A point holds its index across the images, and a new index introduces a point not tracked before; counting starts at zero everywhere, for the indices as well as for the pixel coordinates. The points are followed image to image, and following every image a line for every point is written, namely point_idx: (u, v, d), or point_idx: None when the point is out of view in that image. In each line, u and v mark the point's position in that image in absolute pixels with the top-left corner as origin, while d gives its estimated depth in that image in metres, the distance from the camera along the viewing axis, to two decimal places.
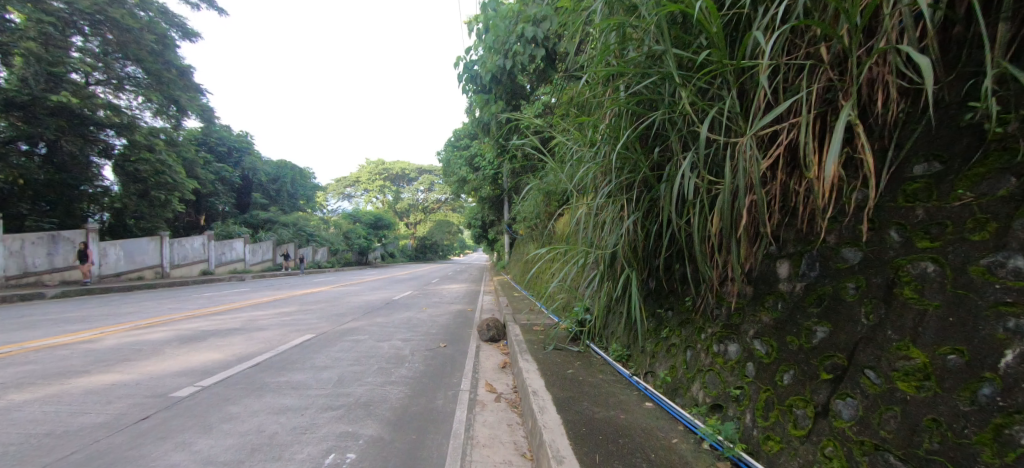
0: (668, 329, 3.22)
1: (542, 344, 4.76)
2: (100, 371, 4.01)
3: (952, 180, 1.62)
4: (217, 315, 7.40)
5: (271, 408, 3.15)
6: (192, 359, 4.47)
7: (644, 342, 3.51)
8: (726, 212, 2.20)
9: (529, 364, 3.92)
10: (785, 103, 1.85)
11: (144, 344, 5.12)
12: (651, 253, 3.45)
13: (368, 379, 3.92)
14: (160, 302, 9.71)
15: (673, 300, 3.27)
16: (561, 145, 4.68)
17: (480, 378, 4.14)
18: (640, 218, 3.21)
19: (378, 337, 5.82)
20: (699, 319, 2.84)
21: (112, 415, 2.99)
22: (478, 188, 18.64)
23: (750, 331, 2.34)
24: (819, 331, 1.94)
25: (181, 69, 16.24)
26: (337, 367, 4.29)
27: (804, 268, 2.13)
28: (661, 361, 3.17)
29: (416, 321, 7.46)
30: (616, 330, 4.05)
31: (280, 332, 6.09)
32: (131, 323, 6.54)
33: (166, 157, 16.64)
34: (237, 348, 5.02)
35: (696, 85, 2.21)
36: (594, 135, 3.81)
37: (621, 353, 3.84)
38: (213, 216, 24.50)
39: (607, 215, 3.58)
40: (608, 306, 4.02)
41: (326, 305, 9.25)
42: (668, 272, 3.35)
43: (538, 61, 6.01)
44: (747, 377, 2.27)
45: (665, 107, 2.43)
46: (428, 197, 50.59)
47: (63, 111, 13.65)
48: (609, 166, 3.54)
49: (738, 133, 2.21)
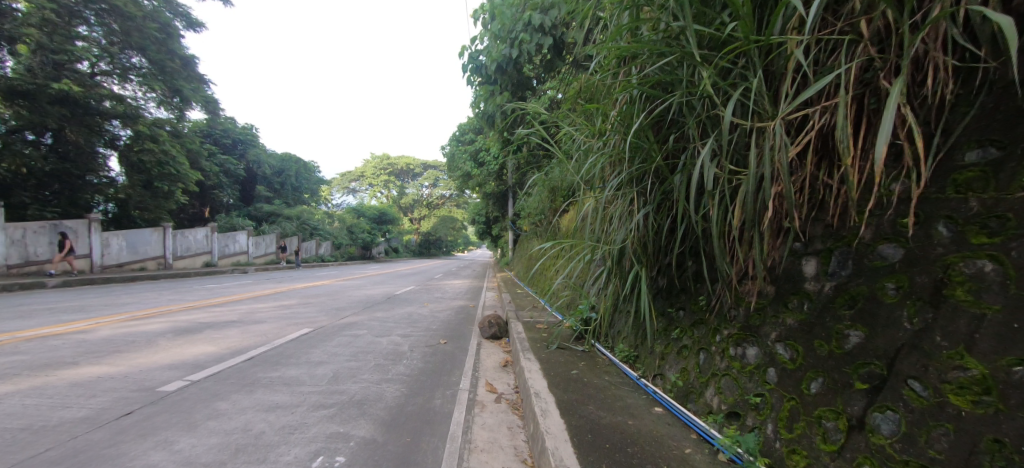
0: (679, 330, 3.04)
1: (545, 343, 4.60)
2: (88, 363, 3.89)
3: (1013, 168, 1.43)
4: (215, 307, 7.30)
5: (261, 406, 3.01)
6: (185, 352, 4.34)
7: (654, 342, 3.35)
8: (749, 204, 2.00)
9: (531, 364, 3.77)
10: (823, 80, 1.65)
11: (138, 335, 5.00)
12: (662, 249, 3.29)
13: (364, 376, 3.77)
14: (160, 293, 9.63)
15: (684, 299, 3.09)
16: (567, 138, 4.52)
17: (481, 377, 3.98)
18: (651, 212, 3.04)
19: (377, 333, 5.68)
20: (714, 319, 2.66)
21: (96, 410, 2.86)
22: (483, 183, 18.46)
23: (772, 334, 2.16)
24: (852, 336, 1.77)
25: (184, 59, 16.08)
26: (333, 362, 4.15)
27: (834, 267, 1.95)
28: (672, 363, 2.99)
29: (417, 317, 7.32)
30: (623, 330, 3.89)
31: (278, 325, 5.97)
32: (128, 314, 6.44)
33: (169, 148, 16.58)
34: (232, 341, 4.90)
35: (720, 64, 2.01)
36: (603, 125, 3.65)
37: (628, 354, 3.68)
38: (217, 209, 24.50)
39: (617, 208, 3.42)
40: (615, 304, 3.87)
41: (327, 299, 9.13)
42: (680, 269, 3.18)
43: (546, 51, 5.83)
44: (768, 384, 2.10)
45: (683, 90, 2.23)
46: (432, 192, 50.57)
47: (66, 101, 13.62)
48: (618, 157, 3.38)
49: (765, 118, 2.01)
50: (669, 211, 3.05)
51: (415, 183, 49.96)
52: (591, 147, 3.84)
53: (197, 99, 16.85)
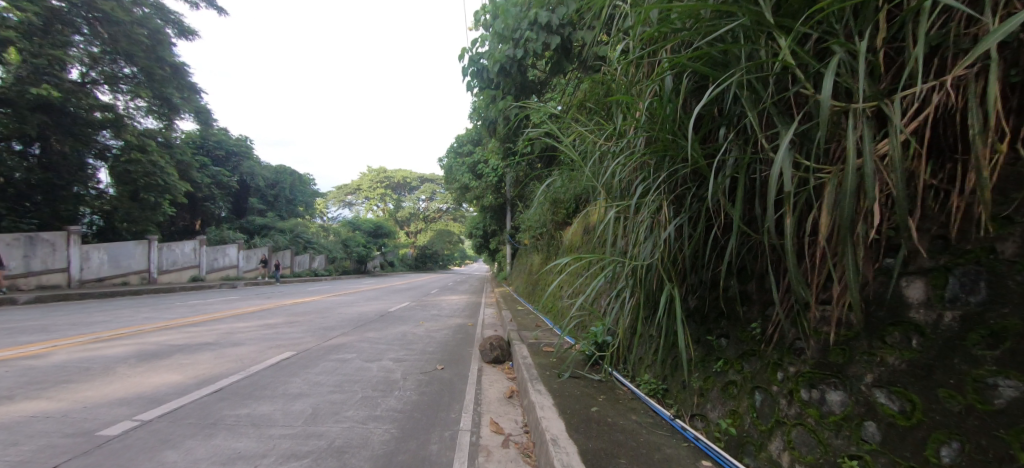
0: (723, 362, 2.55)
1: (555, 370, 4.07)
2: (25, 397, 3.32)
3: None
4: (192, 327, 6.71)
5: (219, 456, 2.47)
6: (144, 383, 3.78)
7: (689, 375, 2.84)
8: (845, 208, 1.52)
9: (542, 397, 3.27)
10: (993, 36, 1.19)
11: (96, 361, 4.43)
12: (697, 265, 2.87)
13: (348, 413, 3.24)
14: (135, 310, 8.99)
15: (727, 325, 2.61)
16: (580, 141, 4.09)
17: (484, 413, 3.45)
18: (686, 222, 2.63)
19: (367, 357, 5.14)
20: (773, 351, 2.18)
21: (12, 463, 2.31)
22: (481, 195, 18.03)
23: (866, 376, 1.69)
24: (1004, 387, 1.31)
25: (175, 67, 15.62)
26: (314, 395, 3.61)
27: (954, 291, 1.50)
28: (716, 402, 2.50)
29: (412, 337, 6.75)
30: (647, 357, 3.40)
31: (258, 348, 5.41)
32: (94, 334, 5.86)
33: (158, 158, 16.10)
34: (202, 368, 4.33)
35: (803, 30, 1.58)
36: (625, 126, 3.27)
37: (654, 387, 3.16)
38: (208, 221, 23.93)
39: (642, 218, 2.99)
40: (637, 328, 3.39)
41: (316, 317, 8.55)
42: (720, 290, 2.72)
43: (552, 52, 5.42)
44: (866, 443, 1.63)
45: (747, 62, 1.78)
46: (429, 206, 50.30)
47: (44, 106, 13.04)
48: (646, 159, 2.98)
49: (862, 98, 1.56)
50: (709, 221, 2.61)
51: (411, 197, 49.75)
52: (608, 150, 3.44)
53: (187, 107, 16.46)
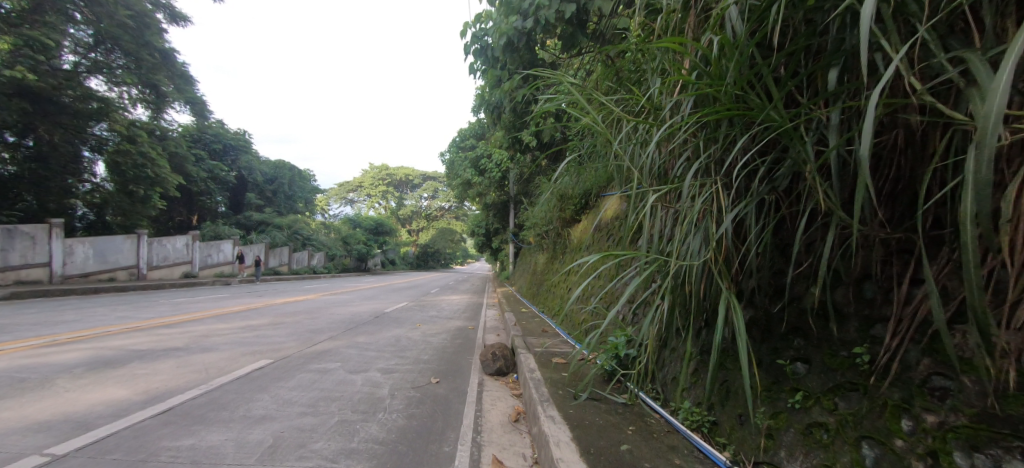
0: (803, 396, 1.91)
1: (569, 388, 3.44)
2: None
3: None
4: (164, 329, 6.10)
5: None
6: (80, 400, 3.16)
7: (751, 410, 2.18)
8: None
9: (556, 427, 2.65)
10: None
11: (36, 371, 3.82)
12: (759, 265, 2.24)
13: (317, 445, 2.63)
14: (111, 308, 8.38)
15: (805, 343, 1.98)
16: (604, 119, 3.42)
17: (485, 445, 2.83)
18: (752, 210, 2.01)
19: (352, 367, 4.53)
20: (896, 389, 1.55)
21: None
22: (484, 191, 17.43)
23: None
24: None
25: (165, 53, 15.12)
26: (281, 418, 3.00)
27: None
28: (794, 450, 1.87)
29: (406, 343, 6.14)
30: (682, 376, 2.80)
31: (231, 354, 4.79)
32: (52, 336, 5.27)
33: (149, 150, 15.43)
34: (158, 380, 3.73)
35: None
36: (663, 92, 2.61)
37: (698, 419, 2.52)
38: (204, 216, 23.40)
39: (685, 205, 2.35)
40: (668, 341, 2.77)
41: (303, 318, 7.94)
42: (794, 298, 2.09)
43: (564, 25, 4.73)
44: None
45: None
46: (430, 204, 49.63)
47: (29, 94, 12.50)
48: (693, 131, 2.35)
49: None
50: (783, 207, 1.99)
51: (413, 194, 49.33)
52: (639, 125, 2.79)
53: (178, 96, 15.95)
